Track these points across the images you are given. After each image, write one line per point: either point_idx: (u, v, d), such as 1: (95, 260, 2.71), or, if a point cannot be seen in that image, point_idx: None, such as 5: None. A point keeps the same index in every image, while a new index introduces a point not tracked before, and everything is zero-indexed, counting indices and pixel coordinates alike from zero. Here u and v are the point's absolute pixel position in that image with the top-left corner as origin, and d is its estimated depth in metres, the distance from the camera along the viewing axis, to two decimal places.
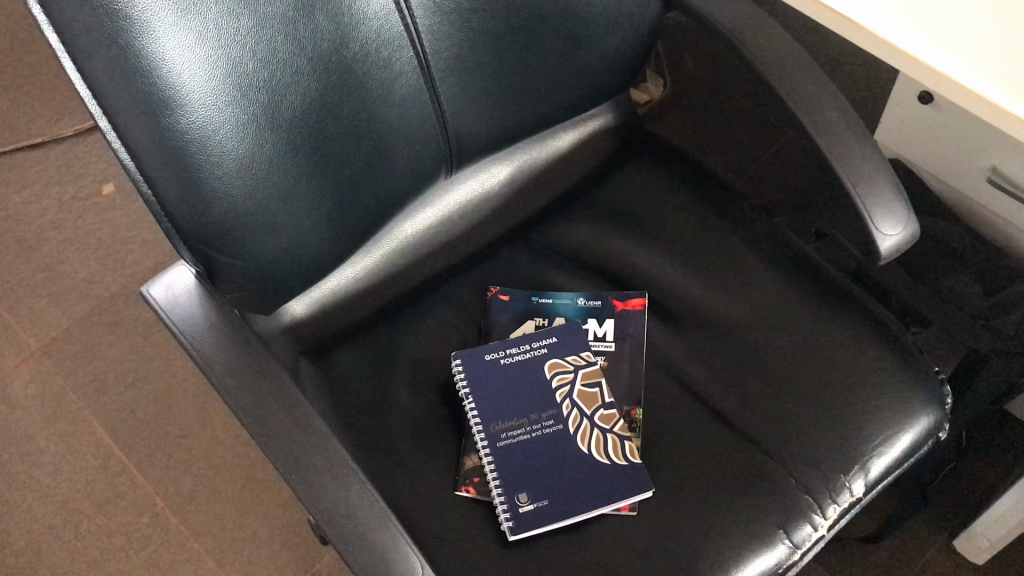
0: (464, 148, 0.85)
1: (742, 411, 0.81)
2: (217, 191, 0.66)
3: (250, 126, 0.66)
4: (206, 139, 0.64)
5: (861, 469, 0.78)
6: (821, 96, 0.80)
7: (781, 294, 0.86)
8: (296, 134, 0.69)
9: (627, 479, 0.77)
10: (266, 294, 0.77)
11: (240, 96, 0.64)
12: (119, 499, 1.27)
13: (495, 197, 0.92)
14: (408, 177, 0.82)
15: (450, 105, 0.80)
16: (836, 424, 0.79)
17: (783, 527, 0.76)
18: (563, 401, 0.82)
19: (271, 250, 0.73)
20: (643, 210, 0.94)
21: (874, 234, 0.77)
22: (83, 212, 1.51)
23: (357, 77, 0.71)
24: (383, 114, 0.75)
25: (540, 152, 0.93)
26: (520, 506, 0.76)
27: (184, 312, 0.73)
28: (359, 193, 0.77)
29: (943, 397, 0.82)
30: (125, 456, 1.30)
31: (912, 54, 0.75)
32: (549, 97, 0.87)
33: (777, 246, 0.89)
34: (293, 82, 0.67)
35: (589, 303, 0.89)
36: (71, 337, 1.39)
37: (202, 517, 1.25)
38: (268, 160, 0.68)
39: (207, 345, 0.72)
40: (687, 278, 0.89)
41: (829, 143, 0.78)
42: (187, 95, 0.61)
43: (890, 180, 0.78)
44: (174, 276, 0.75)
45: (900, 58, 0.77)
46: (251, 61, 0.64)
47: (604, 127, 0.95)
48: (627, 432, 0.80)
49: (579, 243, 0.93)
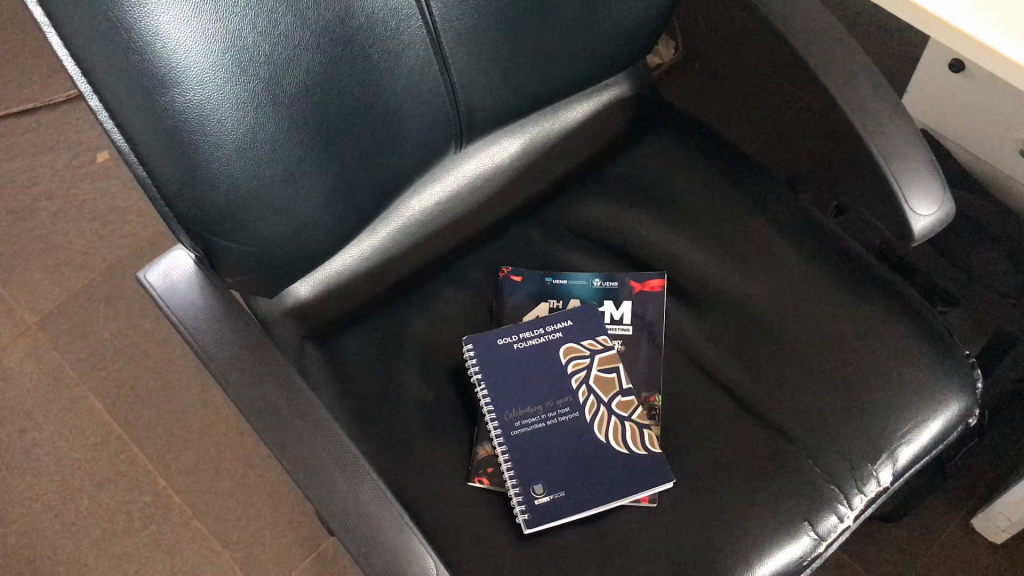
0: (474, 122, 0.81)
1: (765, 397, 0.78)
2: (216, 171, 0.63)
3: (253, 104, 0.62)
4: (205, 118, 0.60)
5: (888, 457, 0.75)
6: (852, 65, 0.75)
7: (806, 275, 0.83)
8: (301, 110, 0.65)
9: (646, 470, 0.74)
10: (270, 276, 0.74)
11: (241, 73, 0.60)
12: (120, 478, 1.25)
13: (506, 172, 0.88)
14: (417, 152, 0.78)
15: (461, 77, 0.76)
16: (863, 411, 0.76)
17: (808, 519, 0.73)
18: (579, 388, 0.79)
19: (275, 233, 0.70)
20: (660, 184, 0.90)
21: (907, 214, 0.74)
22: (79, 182, 1.46)
23: (363, 48, 0.67)
24: (391, 87, 0.71)
25: (553, 124, 0.89)
26: (535, 498, 0.73)
27: (182, 299, 0.70)
28: (366, 169, 0.74)
29: (973, 382, 0.79)
30: (126, 433, 1.27)
31: (943, 17, 0.71)
32: (564, 68, 0.83)
33: (801, 225, 0.85)
34: (297, 55, 0.63)
35: (605, 284, 0.86)
36: (68, 310, 1.35)
37: (205, 495, 1.23)
38: (271, 139, 0.64)
39: (207, 336, 0.68)
40: (708, 257, 0.86)
41: (861, 116, 0.74)
42: (184, 72, 0.58)
43: (925, 156, 0.75)
44: (172, 261, 0.72)
45: (928, 21, 0.72)
46: (253, 36, 0.60)
47: (618, 97, 0.92)
48: (646, 420, 0.77)
49: (594, 220, 0.90)
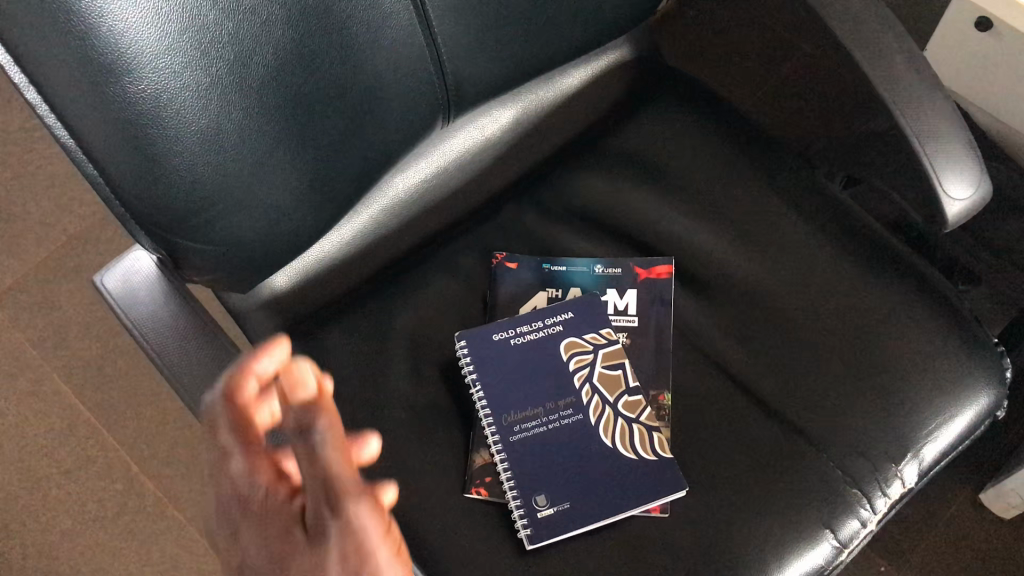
0: (464, 97, 0.74)
1: (782, 392, 0.73)
2: (177, 166, 0.56)
3: (217, 91, 0.55)
4: (161, 109, 0.53)
5: (914, 456, 0.70)
6: (884, 33, 0.67)
7: (823, 259, 0.77)
8: (270, 93, 0.58)
9: (657, 477, 0.69)
10: (243, 271, 0.67)
11: (201, 56, 0.53)
12: (90, 464, 1.19)
13: (498, 144, 0.81)
14: (402, 130, 0.71)
15: (449, 47, 0.68)
16: (887, 409, 0.71)
17: (829, 526, 0.68)
18: (583, 387, 0.73)
19: (243, 230, 0.63)
20: (664, 158, 0.83)
21: (942, 198, 0.67)
22: (36, 146, 1.37)
23: (339, 20, 0.59)
24: (372, 63, 0.63)
25: (548, 93, 0.82)
26: (538, 510, 0.68)
27: (144, 309, 0.62)
28: (344, 154, 0.67)
29: (1002, 371, 0.74)
30: (94, 416, 1.21)
31: None
32: (559, 34, 0.75)
33: (819, 203, 0.79)
34: (265, 32, 0.55)
35: (608, 271, 0.79)
36: (27, 286, 1.27)
37: (180, 481, 1.17)
38: (238, 125, 0.57)
39: (171, 350, 0.61)
40: (718, 239, 0.79)
41: (894, 89, 0.66)
42: (135, 58, 0.50)
43: (962, 133, 0.68)
44: (132, 263, 0.64)
45: None
46: (214, 14, 0.52)
47: (620, 61, 0.84)
48: (655, 422, 0.72)
49: (594, 197, 0.83)
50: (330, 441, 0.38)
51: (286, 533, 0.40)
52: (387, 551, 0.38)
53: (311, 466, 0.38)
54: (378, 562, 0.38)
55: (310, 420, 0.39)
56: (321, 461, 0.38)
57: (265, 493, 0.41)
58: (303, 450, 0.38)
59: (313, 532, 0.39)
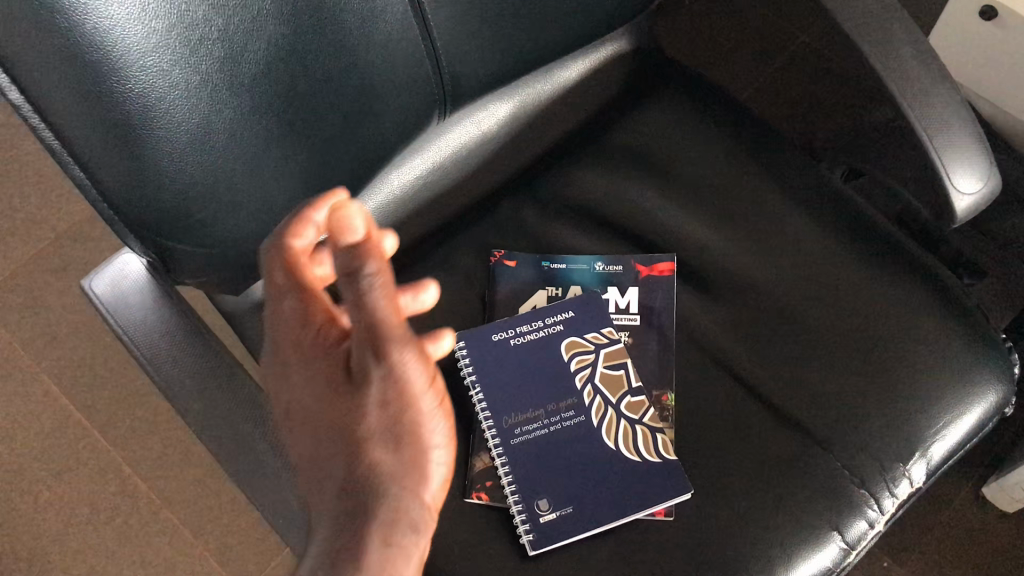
0: (460, 91, 0.72)
1: (787, 391, 0.72)
2: (166, 167, 0.54)
3: (206, 89, 0.53)
4: (149, 109, 0.51)
5: (922, 455, 0.69)
6: (891, 23, 0.66)
7: (828, 255, 0.75)
8: (260, 91, 0.56)
9: (662, 480, 0.67)
10: (235, 273, 0.65)
11: (190, 53, 0.51)
12: (82, 466, 1.17)
13: (494, 139, 0.79)
14: (397, 127, 0.69)
15: (445, 40, 0.67)
16: (895, 407, 0.70)
17: (837, 528, 0.67)
18: (584, 388, 0.71)
19: (235, 232, 0.61)
20: (665, 152, 0.82)
21: (950, 193, 0.66)
22: (23, 142, 1.34)
23: (332, 14, 0.57)
24: (366, 59, 0.62)
25: (546, 86, 0.80)
26: (540, 515, 0.66)
27: (133, 316, 0.60)
28: (339, 153, 0.65)
29: (1011, 368, 0.73)
30: (84, 418, 1.19)
31: None
32: (557, 25, 0.73)
33: (822, 198, 0.78)
34: (255, 28, 0.53)
35: (609, 269, 0.78)
36: (15, 286, 1.25)
37: (173, 482, 1.16)
38: (228, 124, 0.55)
39: (161, 358, 0.59)
40: (720, 234, 0.78)
41: (902, 81, 0.65)
42: (122, 56, 0.48)
43: (971, 126, 0.66)
44: (122, 268, 0.62)
45: None
46: (203, 9, 0.50)
47: (617, 54, 0.83)
48: (659, 423, 0.70)
49: (593, 193, 0.81)
50: (380, 283, 0.31)
51: (328, 379, 0.34)
52: (432, 402, 0.32)
53: (357, 309, 0.31)
54: (422, 412, 0.32)
55: (358, 265, 0.31)
56: (368, 305, 0.31)
57: (313, 336, 0.36)
58: (349, 297, 0.31)
59: (357, 374, 0.33)
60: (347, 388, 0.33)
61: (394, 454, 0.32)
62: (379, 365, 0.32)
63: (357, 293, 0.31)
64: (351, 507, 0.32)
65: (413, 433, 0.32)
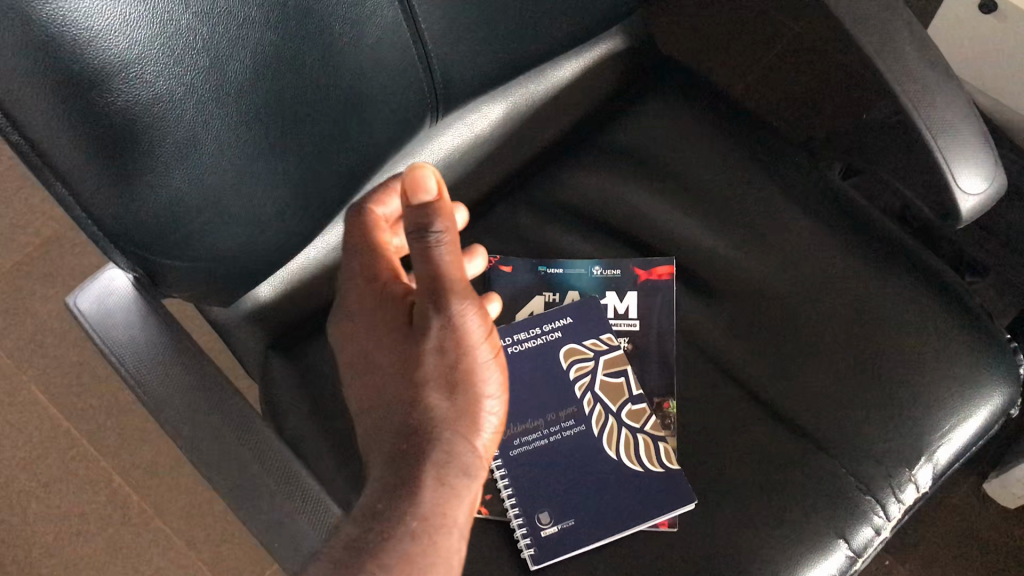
0: (452, 94, 0.70)
1: (790, 397, 0.70)
2: (152, 180, 0.52)
3: (191, 99, 0.51)
4: (134, 121, 0.49)
5: (927, 459, 0.68)
6: (894, 20, 0.64)
7: (829, 256, 0.74)
8: (247, 99, 0.54)
9: (665, 491, 0.66)
10: (226, 285, 0.63)
11: (174, 63, 0.49)
12: (72, 477, 1.15)
13: (486, 141, 0.77)
14: (389, 131, 0.67)
15: (437, 42, 0.65)
16: (900, 411, 0.68)
17: (842, 535, 0.66)
18: (584, 397, 0.70)
19: (224, 244, 0.60)
20: (661, 153, 0.80)
21: (955, 194, 0.65)
22: None
23: (320, 18, 0.55)
24: (355, 63, 0.60)
25: (539, 86, 0.78)
26: (541, 529, 0.65)
27: (120, 335, 0.58)
28: (329, 160, 0.63)
29: (1017, 369, 0.72)
30: (74, 428, 1.17)
31: None
32: (550, 25, 0.71)
33: (822, 198, 0.76)
34: (241, 35, 0.51)
35: (607, 272, 0.76)
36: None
37: (165, 491, 1.14)
38: (215, 135, 0.53)
39: (151, 379, 0.57)
40: (719, 236, 0.76)
41: (905, 80, 0.63)
42: (104, 68, 0.46)
43: (975, 124, 0.65)
44: (108, 286, 0.60)
45: None
46: (186, 17, 0.48)
47: (612, 52, 0.80)
48: (661, 431, 0.69)
49: (589, 196, 0.80)
50: (445, 239, 0.47)
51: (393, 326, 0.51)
52: (485, 351, 0.49)
53: (426, 260, 0.47)
54: (475, 352, 0.48)
55: (427, 221, 0.47)
56: (435, 256, 0.47)
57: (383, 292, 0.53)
58: (420, 245, 0.47)
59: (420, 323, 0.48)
60: (408, 338, 0.49)
61: (451, 397, 0.48)
62: (440, 315, 0.47)
63: (429, 244, 0.47)
64: (417, 433, 0.47)
65: (469, 374, 0.48)
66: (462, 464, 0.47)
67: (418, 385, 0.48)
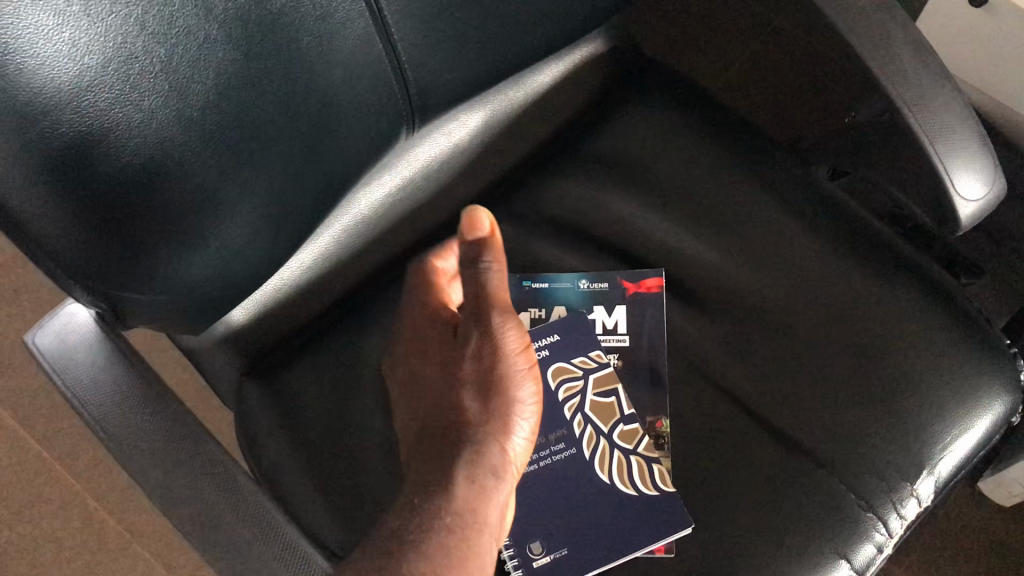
0: (428, 106, 0.67)
1: (786, 413, 0.68)
2: (113, 213, 0.49)
3: (151, 127, 0.48)
4: (89, 152, 0.46)
5: (929, 471, 0.65)
6: (887, 21, 0.62)
7: (822, 263, 0.71)
8: (212, 122, 0.51)
9: (659, 516, 0.64)
10: (195, 314, 0.60)
11: (131, 90, 0.46)
12: (45, 502, 1.12)
13: (465, 151, 0.74)
14: (363, 146, 0.64)
15: (411, 54, 0.61)
16: (900, 424, 0.66)
17: (844, 554, 0.63)
18: (574, 418, 0.68)
19: (193, 273, 0.57)
20: (645, 159, 0.77)
21: (954, 201, 0.62)
22: None
23: (287, 35, 0.52)
24: (325, 78, 0.56)
25: (519, 93, 0.74)
26: (533, 559, 0.64)
27: (81, 374, 0.55)
28: (300, 180, 0.60)
29: (1018, 376, 0.70)
30: (45, 451, 1.13)
31: None
32: (529, 31, 0.68)
33: (814, 202, 0.74)
34: (203, 57, 0.48)
35: (594, 286, 0.74)
36: None
37: (143, 513, 1.11)
38: (178, 162, 0.50)
39: (112, 419, 0.54)
40: (707, 245, 0.74)
41: (902, 84, 0.60)
42: (55, 100, 0.43)
43: (973, 128, 0.63)
44: (69, 321, 0.57)
45: None
46: (142, 42, 0.45)
47: (595, 56, 0.77)
48: (654, 452, 0.67)
49: (572, 205, 0.77)
50: (492, 268, 0.55)
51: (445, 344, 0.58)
52: (519, 364, 0.56)
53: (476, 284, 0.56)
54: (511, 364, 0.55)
55: (478, 253, 0.55)
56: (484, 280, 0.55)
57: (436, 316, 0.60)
58: (472, 273, 0.56)
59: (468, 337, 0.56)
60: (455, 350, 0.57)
61: (486, 402, 0.54)
62: (484, 328, 0.55)
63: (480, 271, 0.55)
64: (457, 432, 0.53)
65: (504, 384, 0.55)
66: (493, 465, 0.53)
67: (460, 390, 0.55)
